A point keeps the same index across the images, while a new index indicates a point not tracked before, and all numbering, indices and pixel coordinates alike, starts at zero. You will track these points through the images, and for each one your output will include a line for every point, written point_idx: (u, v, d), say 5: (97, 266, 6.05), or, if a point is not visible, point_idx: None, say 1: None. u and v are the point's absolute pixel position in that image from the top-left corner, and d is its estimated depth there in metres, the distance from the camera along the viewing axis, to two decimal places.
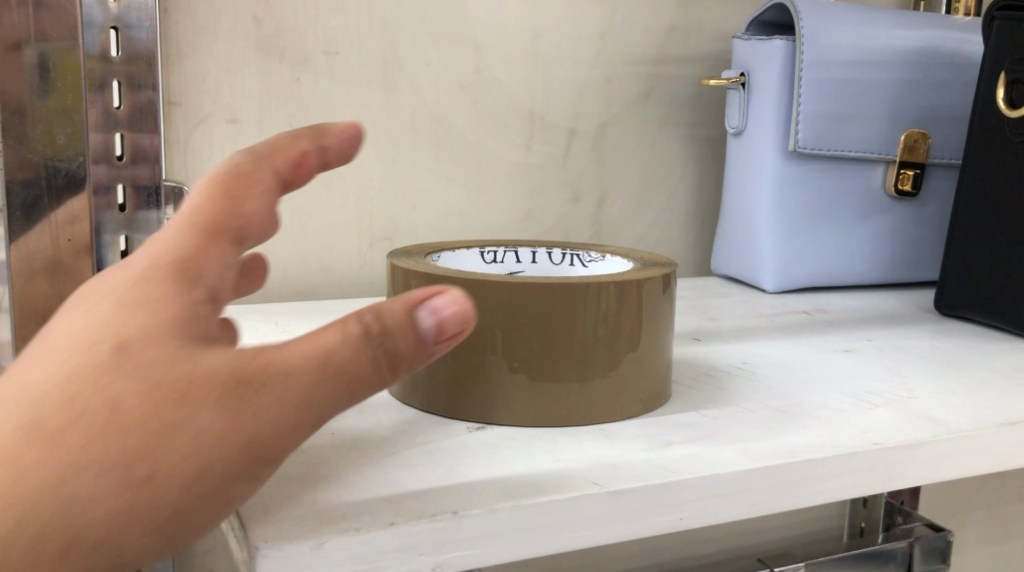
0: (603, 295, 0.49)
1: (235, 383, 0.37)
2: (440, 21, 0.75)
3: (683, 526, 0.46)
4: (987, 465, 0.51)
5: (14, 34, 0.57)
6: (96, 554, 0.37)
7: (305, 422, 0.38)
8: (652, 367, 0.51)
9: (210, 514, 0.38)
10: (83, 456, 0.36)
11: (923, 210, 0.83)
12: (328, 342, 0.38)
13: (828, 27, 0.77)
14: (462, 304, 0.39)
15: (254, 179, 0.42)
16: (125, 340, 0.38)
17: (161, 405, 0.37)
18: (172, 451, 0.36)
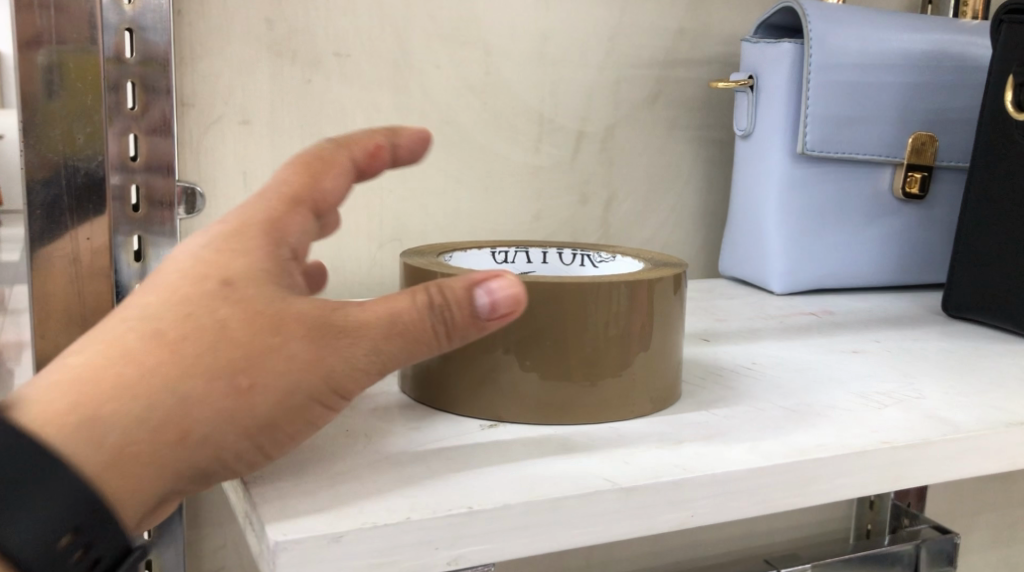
0: (614, 294, 0.49)
1: (323, 322, 0.44)
2: (450, 23, 0.76)
3: (695, 523, 0.46)
4: (996, 464, 0.52)
5: (32, 34, 0.58)
6: (200, 447, 0.43)
7: (377, 364, 0.45)
8: (663, 366, 0.52)
9: (292, 430, 0.44)
10: (199, 364, 0.42)
11: (931, 212, 0.84)
12: (398, 306, 0.45)
13: (837, 30, 0.78)
14: (518, 287, 0.45)
15: (333, 162, 0.49)
16: (230, 277, 0.44)
17: (262, 330, 0.43)
18: (267, 371, 0.43)
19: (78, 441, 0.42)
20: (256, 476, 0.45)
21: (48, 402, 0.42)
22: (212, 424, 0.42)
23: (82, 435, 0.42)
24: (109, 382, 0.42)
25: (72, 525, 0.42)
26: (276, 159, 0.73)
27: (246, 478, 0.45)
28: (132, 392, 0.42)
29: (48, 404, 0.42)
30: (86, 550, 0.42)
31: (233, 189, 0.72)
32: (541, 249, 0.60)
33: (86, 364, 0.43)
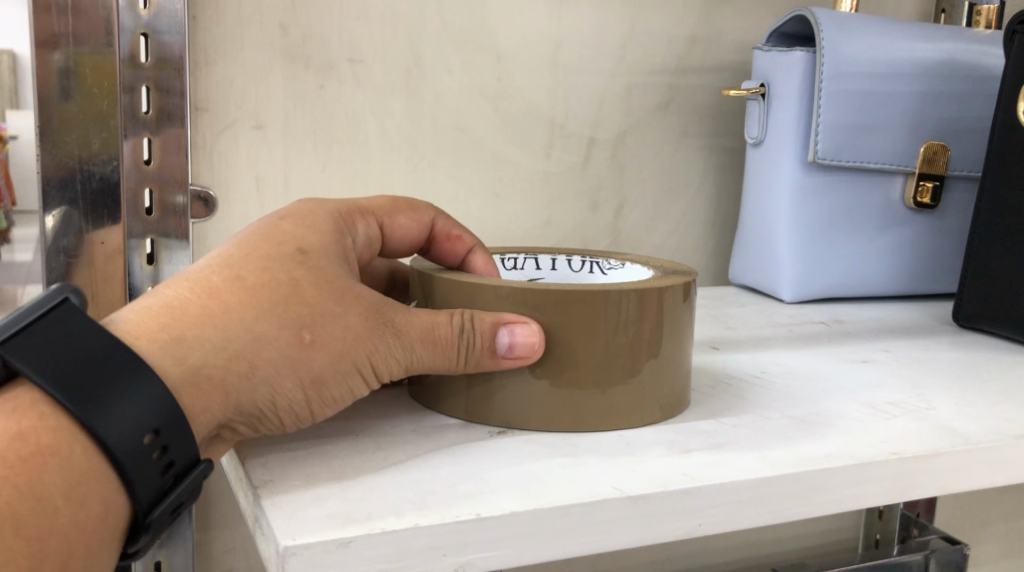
0: (624, 302, 0.50)
1: (379, 307, 0.49)
2: (463, 30, 0.76)
3: (701, 532, 0.46)
4: (1006, 476, 0.51)
5: (50, 36, 0.60)
6: (259, 387, 0.47)
7: (416, 355, 0.50)
8: (672, 372, 0.52)
9: (336, 395, 0.49)
10: (272, 311, 0.47)
11: (942, 222, 0.83)
12: (440, 316, 0.50)
13: (849, 39, 0.78)
14: (537, 337, 0.49)
15: (416, 211, 0.56)
16: (305, 249, 0.50)
17: (328, 297, 0.48)
18: (324, 335, 0.48)
19: (161, 356, 0.46)
20: (266, 481, 0.46)
21: (142, 322, 0.47)
22: (275, 366, 0.47)
23: (166, 351, 0.46)
24: (195, 313, 0.47)
25: (153, 425, 0.45)
26: (289, 165, 0.73)
27: (256, 483, 0.45)
28: (212, 322, 0.47)
29: (138, 323, 0.47)
30: (163, 451, 0.45)
31: (246, 194, 0.72)
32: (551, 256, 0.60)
33: (172, 298, 0.48)
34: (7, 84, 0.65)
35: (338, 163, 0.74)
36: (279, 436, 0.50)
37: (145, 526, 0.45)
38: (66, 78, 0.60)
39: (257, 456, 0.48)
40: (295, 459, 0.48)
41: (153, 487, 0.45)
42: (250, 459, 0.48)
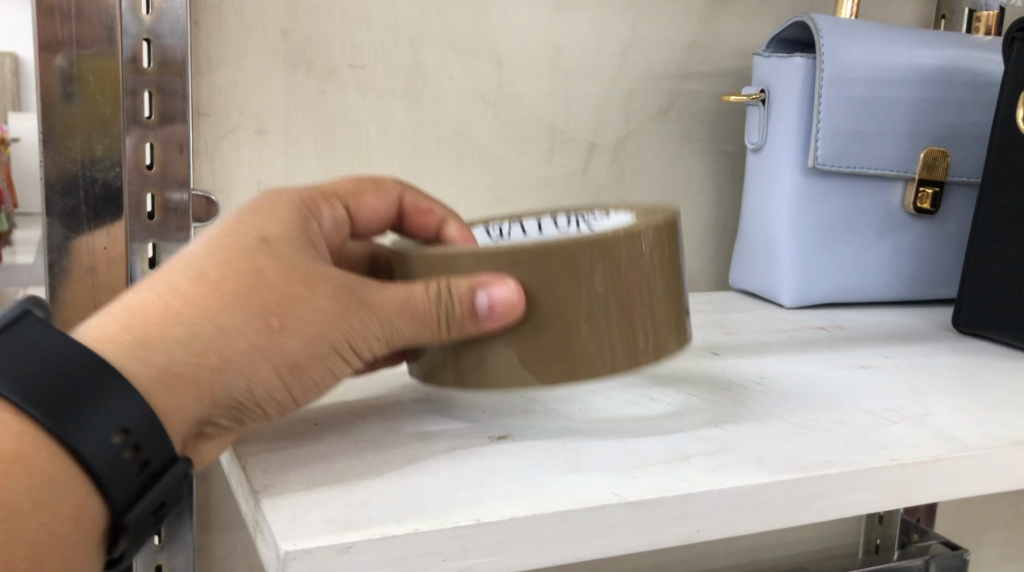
0: (598, 248, 0.49)
1: (350, 284, 0.49)
2: (464, 35, 0.76)
3: (700, 538, 0.46)
4: (1004, 483, 0.52)
5: (52, 39, 0.60)
6: (234, 377, 0.47)
7: (393, 331, 0.50)
8: (664, 312, 0.52)
9: (316, 378, 0.49)
10: (236, 301, 0.47)
11: (942, 228, 0.84)
12: (413, 288, 0.50)
13: (849, 45, 0.78)
14: (516, 296, 0.49)
15: (382, 187, 0.59)
16: (267, 238, 0.50)
17: (294, 280, 0.48)
18: (297, 315, 0.48)
19: (127, 359, 0.46)
20: (267, 485, 0.46)
21: (104, 327, 0.47)
22: (248, 355, 0.47)
23: (133, 353, 0.46)
24: (159, 312, 0.47)
25: (124, 424, 0.45)
26: (290, 170, 0.73)
27: (257, 487, 0.46)
28: (178, 319, 0.47)
29: (100, 328, 0.47)
30: (136, 451, 0.45)
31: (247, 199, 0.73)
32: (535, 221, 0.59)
33: (132, 303, 0.47)
34: (9, 86, 0.65)
35: (339, 167, 0.75)
36: (280, 440, 0.50)
37: (123, 527, 0.46)
38: (68, 81, 0.61)
39: (258, 460, 0.48)
40: (296, 463, 0.48)
41: (127, 488, 0.45)
42: (250, 463, 0.48)
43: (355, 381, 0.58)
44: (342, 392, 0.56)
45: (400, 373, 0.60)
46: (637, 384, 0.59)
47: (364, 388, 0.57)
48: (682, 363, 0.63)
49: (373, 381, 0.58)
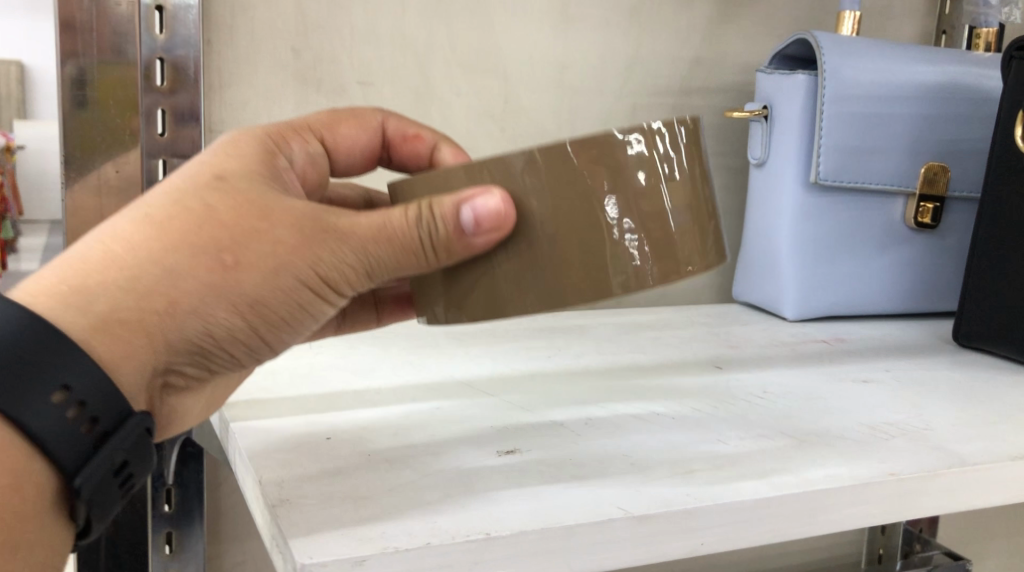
0: (602, 148, 0.47)
1: (314, 214, 0.48)
2: (471, 52, 0.78)
3: (704, 551, 0.47)
4: (1002, 496, 0.53)
5: (70, 48, 0.66)
6: (188, 317, 0.47)
7: (365, 261, 0.48)
8: (689, 221, 0.48)
9: (282, 313, 0.48)
10: (185, 241, 0.46)
11: (943, 242, 0.85)
12: (391, 213, 0.48)
13: (850, 63, 0.79)
14: (504, 203, 0.46)
15: (362, 116, 0.60)
16: (222, 173, 0.48)
17: (250, 214, 0.47)
18: (253, 251, 0.47)
19: (64, 310, 0.46)
20: (283, 499, 0.47)
21: (45, 279, 0.47)
22: (199, 296, 0.47)
23: (69, 303, 0.46)
24: (104, 257, 0.47)
25: (63, 382, 0.45)
26: None
27: (273, 501, 0.47)
28: (121, 264, 0.46)
29: (40, 281, 0.47)
30: (80, 406, 0.46)
31: None
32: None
33: (83, 250, 0.47)
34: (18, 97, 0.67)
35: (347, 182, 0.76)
36: (294, 452, 0.51)
37: (73, 492, 0.46)
38: (80, 87, 0.66)
39: (273, 473, 0.49)
40: (310, 476, 0.49)
41: (74, 450, 0.46)
42: (266, 476, 0.49)
43: (366, 394, 0.59)
44: (352, 405, 0.58)
45: (408, 385, 0.61)
46: (640, 397, 0.60)
47: (374, 401, 0.58)
48: (684, 377, 0.64)
49: (382, 394, 0.60)
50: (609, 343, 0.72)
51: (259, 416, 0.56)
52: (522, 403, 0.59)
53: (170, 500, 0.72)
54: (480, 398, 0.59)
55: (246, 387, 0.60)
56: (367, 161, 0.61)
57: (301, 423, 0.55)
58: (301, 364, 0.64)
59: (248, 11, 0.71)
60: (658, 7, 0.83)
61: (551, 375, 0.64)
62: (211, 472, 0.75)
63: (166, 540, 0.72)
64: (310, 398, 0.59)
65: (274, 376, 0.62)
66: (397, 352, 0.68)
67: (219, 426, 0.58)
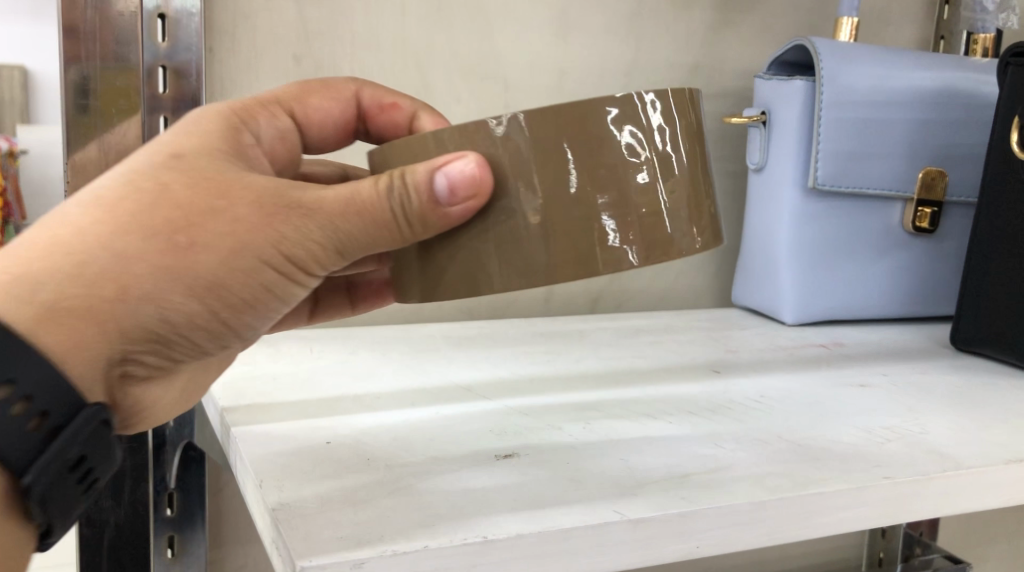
0: (581, 120, 0.47)
1: (272, 190, 0.48)
2: (471, 58, 0.78)
3: (700, 554, 0.48)
4: (997, 499, 0.53)
5: (73, 53, 0.66)
6: (143, 301, 0.47)
7: (324, 237, 0.48)
8: (669, 201, 0.48)
9: (242, 293, 0.49)
10: (139, 223, 0.47)
11: (941, 247, 0.85)
12: (361, 185, 0.48)
13: (848, 69, 0.80)
14: (480, 169, 0.47)
15: (334, 86, 0.60)
16: (178, 151, 0.48)
17: (207, 192, 0.47)
18: (209, 231, 0.47)
19: (12, 300, 0.46)
20: (283, 503, 0.47)
21: None
22: (153, 277, 0.47)
23: (15, 294, 0.46)
24: (53, 242, 0.47)
25: (9, 376, 0.45)
26: None
27: (274, 504, 0.47)
28: (69, 250, 0.46)
29: None
30: (26, 401, 0.46)
31: None
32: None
33: (31, 240, 0.47)
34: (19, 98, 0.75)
35: None
36: (294, 456, 0.52)
37: (22, 491, 0.46)
38: (83, 92, 0.67)
39: (273, 477, 0.50)
40: (310, 481, 0.49)
41: (22, 447, 0.46)
42: (266, 480, 0.49)
43: (365, 398, 0.60)
44: (351, 409, 0.58)
45: (407, 390, 0.62)
46: (638, 402, 0.60)
47: (373, 405, 0.59)
48: (682, 381, 0.65)
49: (382, 398, 0.60)
50: (608, 348, 0.72)
51: (260, 420, 0.56)
52: (521, 407, 0.59)
53: (172, 504, 0.72)
54: (480, 402, 0.60)
55: (247, 391, 0.60)
56: (343, 132, 0.61)
57: (301, 427, 0.55)
58: (301, 368, 0.65)
59: (250, 19, 0.72)
60: (658, 13, 0.84)
61: (550, 379, 0.64)
62: (213, 477, 0.76)
63: (168, 544, 0.73)
64: (310, 402, 0.59)
65: (275, 381, 0.62)
66: (397, 357, 0.68)
67: (220, 430, 0.58)
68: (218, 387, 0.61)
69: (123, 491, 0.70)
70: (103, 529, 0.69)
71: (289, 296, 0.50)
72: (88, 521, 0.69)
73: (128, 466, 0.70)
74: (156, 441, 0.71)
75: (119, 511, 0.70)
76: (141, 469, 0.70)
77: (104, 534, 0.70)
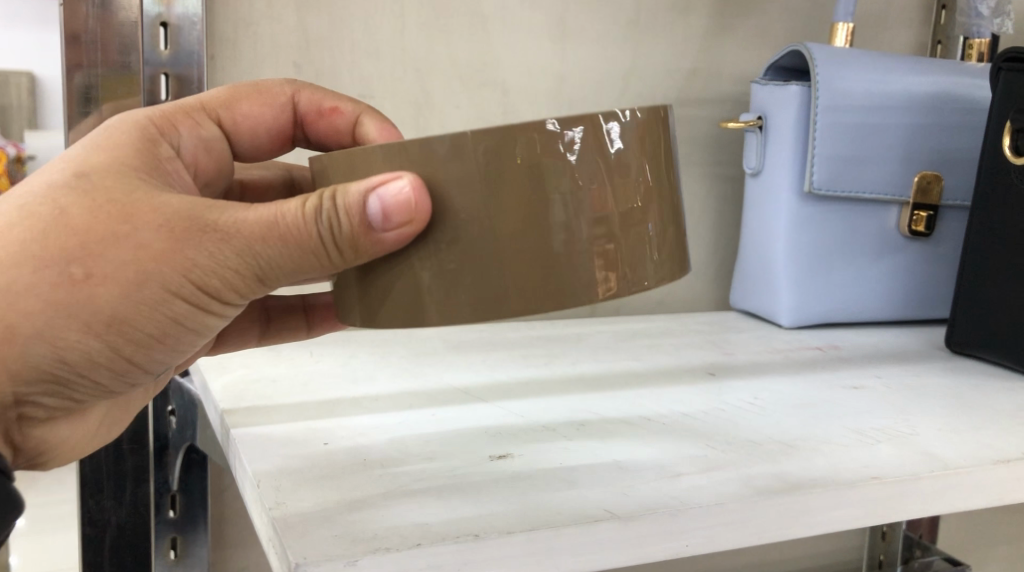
0: (527, 142, 0.47)
1: (180, 216, 0.49)
2: (470, 65, 0.79)
3: (689, 552, 0.48)
4: (985, 499, 0.54)
5: (77, 60, 0.67)
6: (37, 336, 0.50)
7: (236, 262, 0.50)
8: (619, 229, 0.48)
9: (145, 324, 0.51)
10: (33, 255, 0.50)
11: (937, 250, 0.86)
12: (286, 207, 0.49)
13: (844, 74, 0.80)
14: (415, 191, 0.47)
15: (267, 91, 0.62)
16: (85, 171, 0.51)
17: (109, 221, 0.49)
18: (107, 263, 0.49)
19: None
20: (280, 503, 0.48)
21: None
22: (48, 311, 0.50)
23: None
24: None
25: None
26: None
27: (271, 504, 0.48)
28: None
29: None
30: None
31: None
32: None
33: None
34: None
35: None
36: (291, 457, 0.53)
37: None
38: (86, 98, 0.68)
39: (271, 478, 0.51)
40: (307, 481, 0.50)
41: None
42: (265, 481, 0.50)
43: (363, 401, 0.61)
44: (349, 412, 0.59)
45: (404, 392, 0.63)
46: (631, 404, 0.61)
47: (371, 408, 0.60)
48: (679, 385, 0.65)
49: (379, 401, 0.61)
50: (605, 351, 0.73)
51: (259, 422, 0.57)
52: (517, 409, 0.60)
53: (175, 506, 0.73)
54: (476, 405, 0.61)
55: (248, 394, 0.61)
56: (278, 135, 0.63)
57: (300, 428, 0.56)
58: (301, 371, 0.66)
59: (251, 27, 0.73)
60: (654, 20, 0.84)
61: (546, 382, 0.65)
62: (215, 479, 0.77)
63: (171, 545, 0.74)
64: (309, 404, 0.60)
65: (275, 384, 0.63)
66: (397, 360, 0.69)
67: (220, 431, 0.59)
68: (218, 389, 0.62)
69: (125, 492, 0.71)
70: (105, 529, 0.71)
71: (203, 323, 0.52)
72: (90, 521, 0.70)
73: (129, 467, 0.71)
74: (158, 443, 0.71)
75: (121, 511, 0.71)
76: (142, 470, 0.71)
77: (106, 534, 0.71)
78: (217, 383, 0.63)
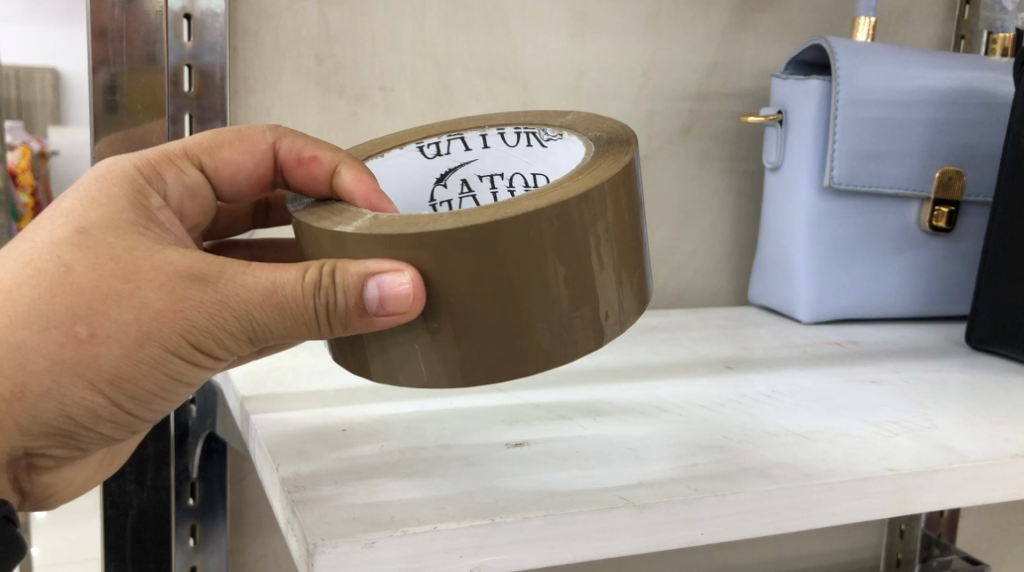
0: (516, 228, 0.47)
1: (182, 275, 0.50)
2: (490, 60, 0.79)
3: (705, 541, 0.49)
4: (1003, 493, 0.54)
5: (102, 55, 0.68)
6: (43, 396, 0.51)
7: (234, 325, 0.50)
8: (600, 284, 0.50)
9: (144, 382, 0.52)
10: (38, 314, 0.50)
11: (958, 246, 0.86)
12: (282, 275, 0.50)
13: (866, 67, 0.80)
14: (414, 285, 0.47)
15: (246, 139, 0.60)
16: (85, 227, 0.51)
17: (112, 281, 0.50)
18: (109, 323, 0.50)
19: None
20: (299, 486, 0.49)
21: None
22: (50, 372, 0.51)
23: None
24: None
25: None
26: None
27: (290, 487, 0.49)
28: None
29: None
30: None
31: None
32: (478, 136, 0.59)
33: None
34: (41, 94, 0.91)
35: None
36: (310, 441, 0.53)
37: None
38: (112, 91, 0.68)
39: (290, 463, 0.51)
40: (324, 465, 0.51)
41: None
42: (283, 465, 0.51)
43: (381, 390, 0.61)
44: (368, 400, 0.59)
45: None
46: (647, 396, 0.61)
47: (389, 396, 0.60)
48: (697, 377, 0.65)
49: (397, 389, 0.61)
50: (623, 345, 0.73)
51: (279, 408, 0.58)
52: (532, 399, 0.60)
53: (194, 494, 0.74)
54: (492, 394, 0.61)
55: (267, 381, 0.62)
56: (259, 182, 0.61)
57: (320, 415, 0.57)
58: (319, 361, 0.66)
59: (273, 18, 0.73)
60: (675, 14, 0.84)
61: (564, 374, 0.65)
62: (235, 466, 0.77)
63: (190, 532, 0.74)
64: (328, 393, 0.60)
65: (294, 372, 0.64)
66: None
67: (240, 417, 0.60)
68: (239, 377, 0.62)
69: (147, 476, 0.71)
70: (127, 511, 0.71)
71: (198, 377, 0.53)
72: (113, 504, 0.71)
73: (151, 452, 0.71)
74: (179, 430, 0.72)
75: (142, 494, 0.72)
76: (164, 454, 0.72)
77: (128, 516, 0.71)
78: (237, 371, 0.64)
